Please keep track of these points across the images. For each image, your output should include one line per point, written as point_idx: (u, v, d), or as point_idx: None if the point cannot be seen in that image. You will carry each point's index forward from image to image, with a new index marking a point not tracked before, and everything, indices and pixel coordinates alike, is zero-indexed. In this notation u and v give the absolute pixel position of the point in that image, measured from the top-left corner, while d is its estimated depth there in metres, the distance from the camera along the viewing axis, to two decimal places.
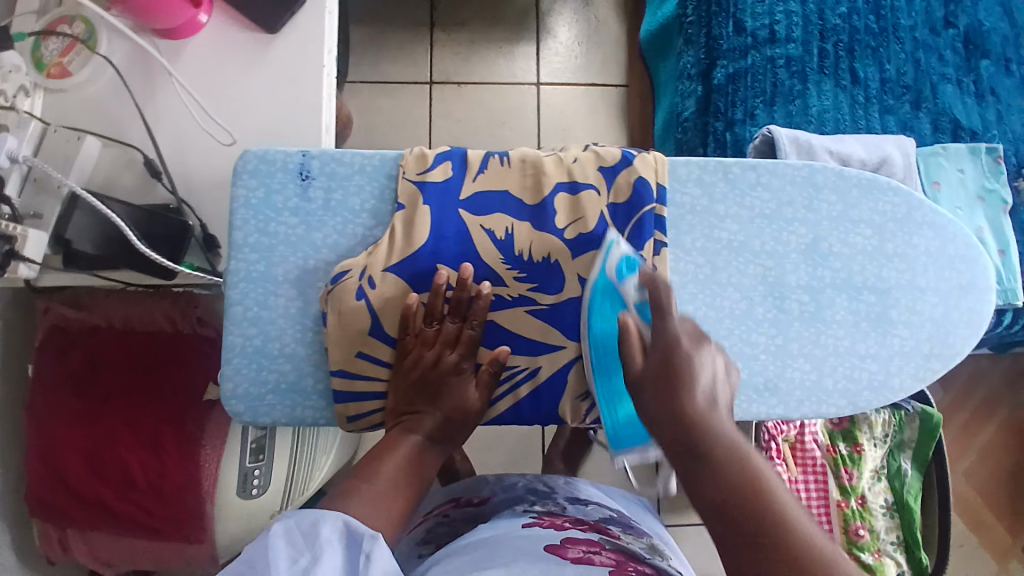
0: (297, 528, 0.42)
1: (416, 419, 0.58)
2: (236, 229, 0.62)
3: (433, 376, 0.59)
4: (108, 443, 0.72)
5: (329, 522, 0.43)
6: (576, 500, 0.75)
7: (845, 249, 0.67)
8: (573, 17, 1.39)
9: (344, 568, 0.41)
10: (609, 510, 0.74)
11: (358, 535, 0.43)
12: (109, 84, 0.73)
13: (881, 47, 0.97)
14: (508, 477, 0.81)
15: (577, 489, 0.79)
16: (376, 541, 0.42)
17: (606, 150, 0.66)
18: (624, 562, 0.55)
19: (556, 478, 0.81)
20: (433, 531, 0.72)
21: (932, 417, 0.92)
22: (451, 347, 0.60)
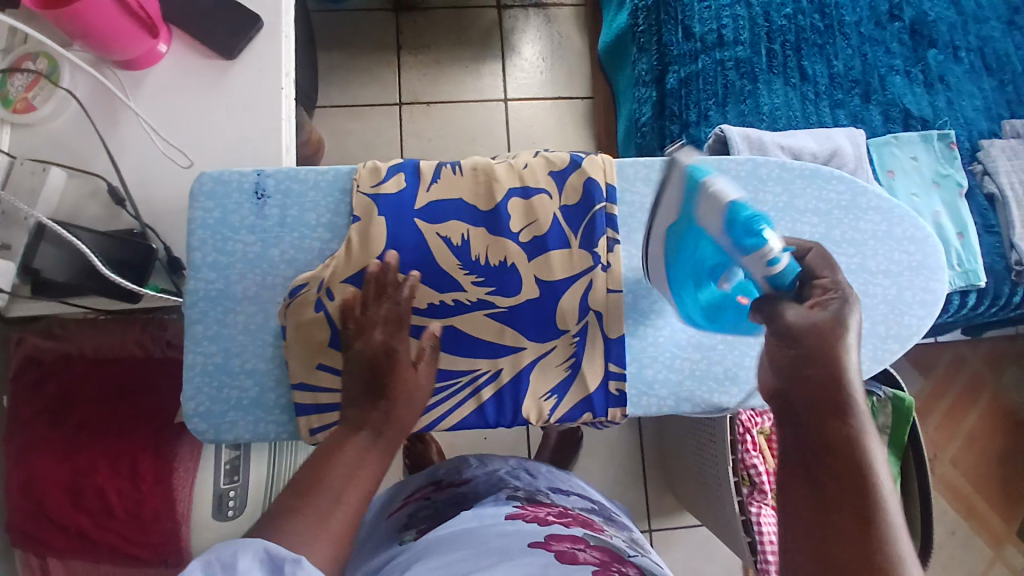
0: (216, 561, 0.39)
1: (359, 416, 0.55)
2: (194, 249, 0.63)
3: (364, 359, 0.58)
4: (86, 472, 0.72)
5: (249, 552, 0.40)
6: (557, 489, 0.77)
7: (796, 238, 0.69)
8: (536, 34, 1.42)
9: None
10: (589, 502, 0.76)
11: (280, 559, 0.40)
12: (73, 117, 0.74)
13: (828, 44, 1.01)
14: (491, 462, 0.83)
15: (560, 478, 0.81)
16: (298, 563, 0.40)
17: (555, 154, 0.69)
18: (609, 561, 0.54)
19: (538, 466, 0.83)
20: (416, 514, 0.74)
21: (904, 400, 0.93)
22: (381, 326, 0.59)
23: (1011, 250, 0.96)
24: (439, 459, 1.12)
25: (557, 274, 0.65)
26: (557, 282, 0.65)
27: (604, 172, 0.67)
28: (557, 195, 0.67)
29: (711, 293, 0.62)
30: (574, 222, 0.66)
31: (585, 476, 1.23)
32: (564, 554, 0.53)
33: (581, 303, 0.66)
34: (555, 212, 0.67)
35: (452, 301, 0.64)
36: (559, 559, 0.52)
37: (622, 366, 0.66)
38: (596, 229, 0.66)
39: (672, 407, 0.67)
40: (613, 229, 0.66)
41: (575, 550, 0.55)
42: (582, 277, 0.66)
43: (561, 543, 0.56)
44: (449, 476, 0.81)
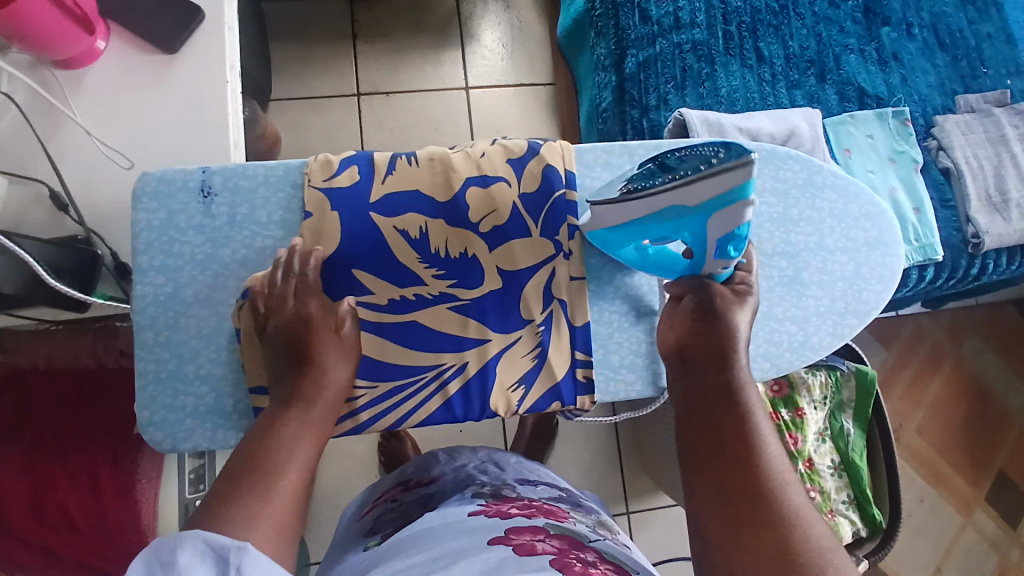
0: (155, 560, 0.38)
1: (289, 391, 0.55)
2: (140, 253, 0.61)
3: (282, 333, 0.57)
4: (46, 486, 0.70)
5: (189, 544, 0.39)
6: (524, 480, 0.78)
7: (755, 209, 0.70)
8: (496, 20, 1.40)
9: None
10: (557, 489, 0.77)
11: (223, 547, 0.40)
12: (9, 118, 0.71)
13: (783, 25, 1.01)
14: (460, 458, 0.83)
15: (528, 469, 0.82)
16: (244, 552, 0.40)
17: (512, 142, 0.68)
18: (568, 549, 0.54)
19: (507, 458, 0.84)
20: (383, 517, 0.74)
21: (866, 374, 0.95)
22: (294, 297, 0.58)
23: (967, 224, 0.98)
24: (414, 454, 1.11)
25: (520, 263, 0.65)
26: (519, 272, 0.65)
27: (563, 159, 0.67)
28: (516, 183, 0.66)
29: (635, 251, 0.64)
30: (534, 209, 0.66)
31: (561, 463, 1.24)
32: (522, 546, 0.53)
33: (544, 292, 0.65)
34: (515, 200, 0.66)
35: (413, 295, 0.63)
36: (517, 551, 0.52)
37: (589, 353, 0.65)
38: (557, 216, 0.66)
39: (640, 391, 0.66)
40: (573, 215, 0.66)
41: (534, 541, 0.55)
42: (544, 265, 0.65)
43: (520, 535, 0.56)
44: (417, 475, 0.81)
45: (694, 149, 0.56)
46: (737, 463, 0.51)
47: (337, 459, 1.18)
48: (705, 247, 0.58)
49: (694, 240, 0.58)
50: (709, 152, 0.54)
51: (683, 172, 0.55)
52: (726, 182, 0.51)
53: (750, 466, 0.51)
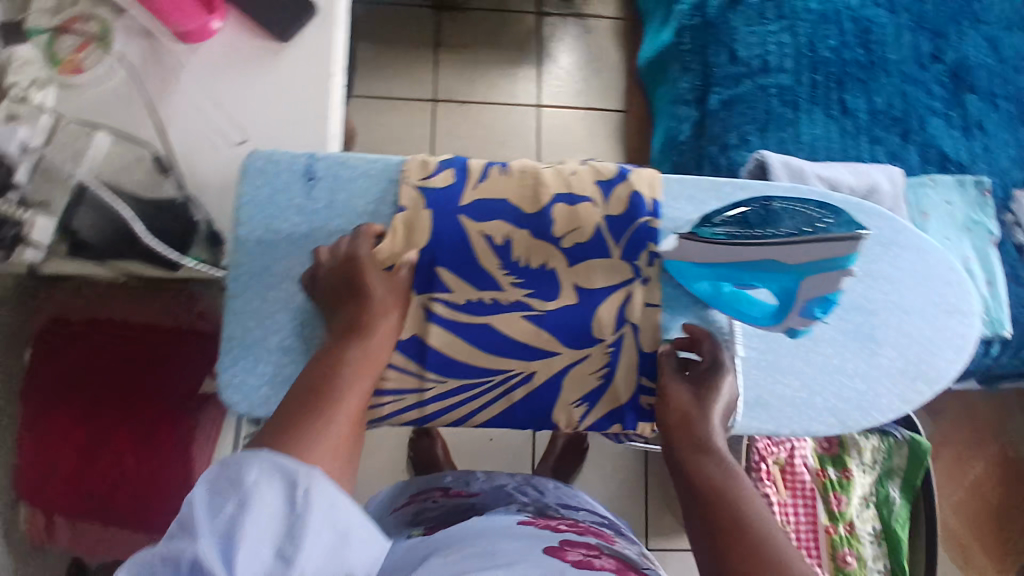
0: (225, 477, 0.41)
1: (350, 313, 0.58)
2: (241, 225, 0.63)
3: (350, 299, 0.59)
4: (104, 434, 0.75)
5: (258, 465, 0.41)
6: (567, 505, 0.78)
7: (855, 261, 0.70)
8: (574, 43, 1.43)
9: (283, 505, 0.41)
10: (599, 517, 0.77)
11: (291, 471, 0.42)
12: (125, 85, 0.74)
13: (870, 80, 1.01)
14: (499, 478, 0.84)
15: (567, 494, 0.81)
16: (310, 475, 0.42)
17: (602, 165, 0.69)
18: (624, 569, 0.55)
19: (545, 482, 0.83)
20: (422, 514, 0.76)
21: (920, 446, 0.93)
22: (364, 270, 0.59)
23: None
24: (445, 456, 1.12)
25: (596, 283, 0.66)
26: (595, 291, 0.66)
27: (650, 188, 0.67)
28: (601, 204, 0.67)
29: (710, 287, 0.65)
30: (616, 232, 0.66)
31: (587, 487, 1.23)
32: (580, 560, 0.54)
33: (617, 314, 0.65)
34: (599, 220, 0.66)
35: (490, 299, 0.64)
36: (575, 565, 0.52)
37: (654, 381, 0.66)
38: (639, 242, 0.66)
39: None
40: (653, 242, 0.66)
41: (590, 556, 0.55)
42: (620, 288, 0.66)
43: (575, 549, 0.57)
44: (457, 485, 0.82)
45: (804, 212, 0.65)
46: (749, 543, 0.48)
47: (368, 452, 1.19)
48: (794, 302, 0.64)
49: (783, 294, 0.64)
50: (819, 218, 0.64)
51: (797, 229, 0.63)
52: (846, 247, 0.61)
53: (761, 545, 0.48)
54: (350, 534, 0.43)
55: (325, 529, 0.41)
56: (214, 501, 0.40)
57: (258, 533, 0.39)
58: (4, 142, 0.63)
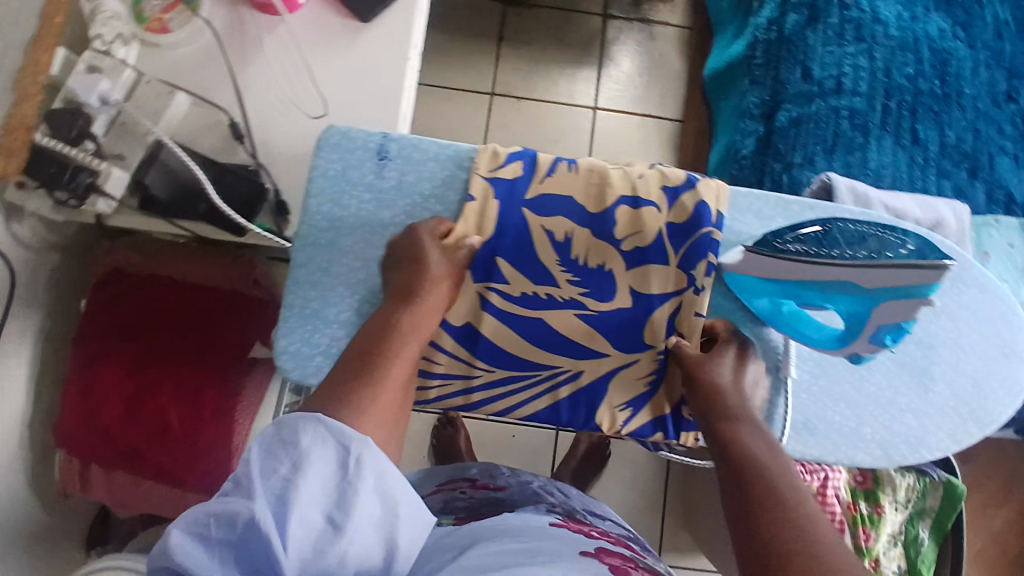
0: (279, 439, 0.42)
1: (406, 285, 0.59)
2: (311, 197, 0.65)
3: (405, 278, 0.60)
4: (150, 389, 0.77)
5: (312, 430, 0.42)
6: (593, 512, 0.78)
7: (938, 292, 0.69)
8: (637, 49, 1.42)
9: (333, 471, 0.42)
10: (623, 528, 0.76)
11: (344, 438, 0.43)
12: (207, 48, 0.76)
13: (943, 112, 0.98)
14: (525, 475, 0.83)
15: (592, 502, 0.81)
16: (363, 442, 0.43)
17: (671, 171, 0.68)
18: None
19: (570, 488, 0.82)
20: (451, 503, 0.78)
21: (955, 488, 0.90)
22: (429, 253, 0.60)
23: None
24: (467, 445, 1.12)
25: (653, 289, 0.65)
26: (651, 297, 0.65)
27: (717, 198, 0.66)
28: (665, 210, 0.66)
29: (769, 304, 0.65)
30: (677, 240, 0.65)
31: (606, 493, 1.23)
32: (617, 566, 0.55)
33: (668, 325, 0.65)
34: (661, 226, 0.65)
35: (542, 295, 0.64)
36: (612, 571, 0.53)
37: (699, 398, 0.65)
38: (699, 251, 0.64)
39: None
40: (715, 252, 0.64)
41: (626, 565, 0.56)
42: (674, 296, 0.64)
43: (612, 557, 0.57)
44: (484, 478, 0.82)
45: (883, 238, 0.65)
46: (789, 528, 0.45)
47: None
48: (863, 326, 0.62)
49: (851, 317, 0.63)
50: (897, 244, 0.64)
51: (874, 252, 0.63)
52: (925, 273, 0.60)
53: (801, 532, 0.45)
54: (399, 504, 0.43)
55: (375, 495, 0.42)
56: (271, 463, 0.41)
57: (311, 495, 0.40)
58: (86, 94, 0.67)
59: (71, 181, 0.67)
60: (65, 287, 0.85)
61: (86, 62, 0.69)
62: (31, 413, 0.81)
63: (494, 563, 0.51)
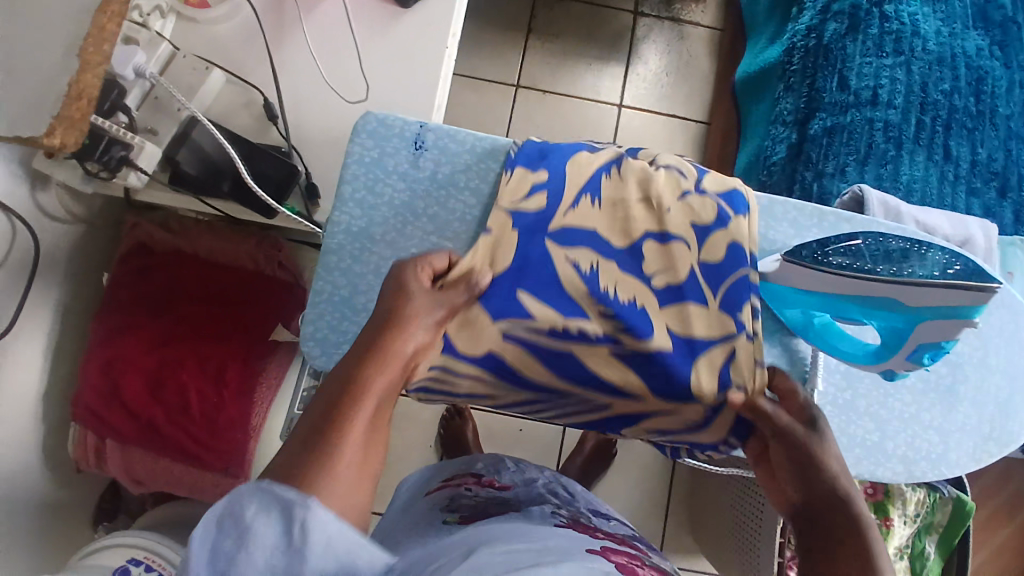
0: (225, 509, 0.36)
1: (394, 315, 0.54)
2: (345, 183, 0.65)
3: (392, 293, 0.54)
4: (172, 366, 0.78)
5: (252, 498, 0.35)
6: (597, 512, 0.77)
7: (984, 313, 0.68)
8: (666, 47, 1.40)
9: (277, 542, 0.35)
10: (628, 528, 0.76)
11: (283, 502, 0.35)
12: (244, 25, 0.76)
13: (977, 130, 0.97)
14: (529, 471, 0.83)
15: (595, 501, 0.81)
16: (308, 504, 0.35)
17: (701, 205, 0.65)
18: None
19: (574, 485, 0.83)
20: (456, 500, 0.73)
21: (965, 504, 0.90)
22: (425, 274, 0.56)
23: None
24: (474, 437, 1.12)
25: (694, 330, 0.62)
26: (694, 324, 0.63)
27: (751, 236, 0.64)
28: (695, 247, 0.64)
29: (801, 315, 0.64)
30: (713, 280, 0.64)
31: (610, 492, 1.23)
32: (625, 564, 0.55)
33: (719, 372, 0.61)
34: (693, 263, 0.64)
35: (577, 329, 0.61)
36: (620, 569, 0.53)
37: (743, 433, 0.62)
38: (739, 292, 0.63)
39: None
40: (755, 291, 0.63)
41: (634, 563, 0.56)
42: (722, 340, 0.62)
43: (619, 556, 0.57)
44: (488, 473, 0.81)
45: (921, 251, 0.59)
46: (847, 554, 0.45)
47: (401, 422, 1.20)
48: (901, 346, 0.59)
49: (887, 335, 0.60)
50: (937, 260, 0.58)
51: (909, 272, 0.57)
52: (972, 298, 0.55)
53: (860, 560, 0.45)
54: (362, 563, 0.36)
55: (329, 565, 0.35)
56: (215, 536, 0.36)
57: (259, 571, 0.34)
58: (122, 67, 0.67)
59: (104, 154, 0.66)
60: (88, 259, 0.85)
61: (123, 33, 0.69)
62: (48, 382, 0.81)
63: (508, 564, 0.50)
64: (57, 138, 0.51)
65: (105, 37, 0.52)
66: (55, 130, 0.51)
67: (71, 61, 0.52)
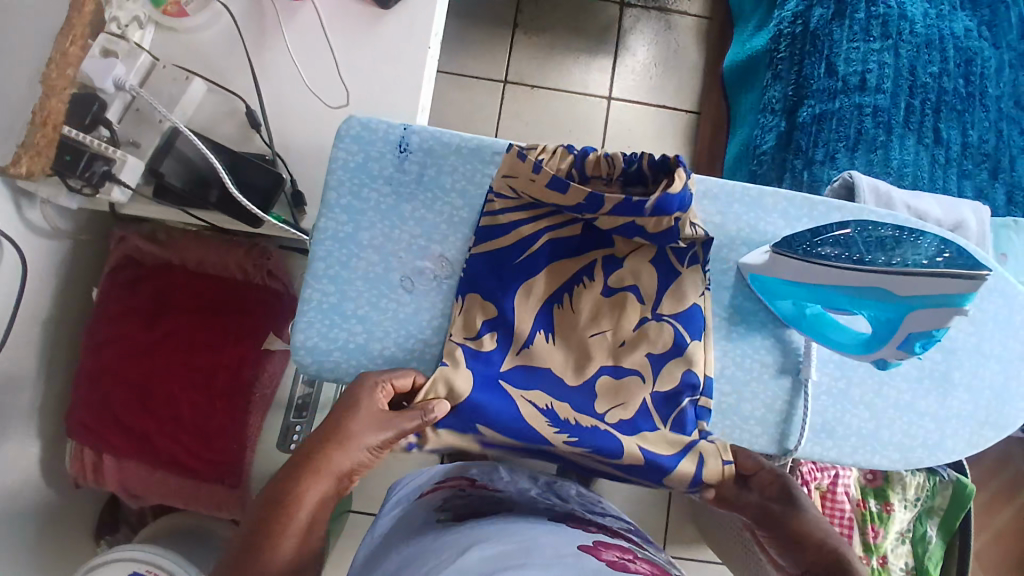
0: None
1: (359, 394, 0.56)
2: (331, 189, 0.64)
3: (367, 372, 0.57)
4: (162, 379, 0.78)
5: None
6: (592, 509, 0.77)
7: (974, 300, 0.68)
8: (654, 38, 1.39)
9: None
10: (625, 524, 0.76)
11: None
12: (224, 31, 0.75)
13: (967, 112, 0.96)
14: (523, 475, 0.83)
15: (592, 501, 0.81)
16: None
17: (657, 331, 0.63)
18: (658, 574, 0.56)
19: (568, 488, 0.83)
20: (450, 502, 0.73)
21: (966, 488, 0.89)
22: (384, 390, 0.57)
23: None
24: None
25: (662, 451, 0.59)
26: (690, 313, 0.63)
27: (706, 361, 0.63)
28: (650, 379, 0.62)
29: (793, 307, 0.64)
30: (665, 408, 0.61)
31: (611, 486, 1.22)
32: (616, 559, 0.55)
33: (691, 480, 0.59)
34: (646, 395, 0.62)
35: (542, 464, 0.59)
36: (609, 565, 0.53)
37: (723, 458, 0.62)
38: (687, 421, 0.61)
39: (762, 446, 0.65)
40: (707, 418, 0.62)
41: (625, 558, 0.56)
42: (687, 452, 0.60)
43: (610, 550, 0.57)
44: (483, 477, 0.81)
45: (913, 240, 0.59)
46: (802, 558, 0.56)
47: None
48: (891, 334, 0.59)
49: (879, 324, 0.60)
50: (928, 249, 0.58)
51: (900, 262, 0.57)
52: (957, 287, 0.55)
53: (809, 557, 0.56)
54: None
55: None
56: None
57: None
58: (100, 79, 0.67)
59: (87, 170, 0.66)
60: (79, 273, 0.85)
61: (100, 45, 0.68)
62: (44, 398, 0.81)
63: (491, 565, 0.51)
64: (23, 166, 0.64)
65: (67, 61, 0.65)
66: (24, 157, 0.63)
67: (35, 90, 0.63)
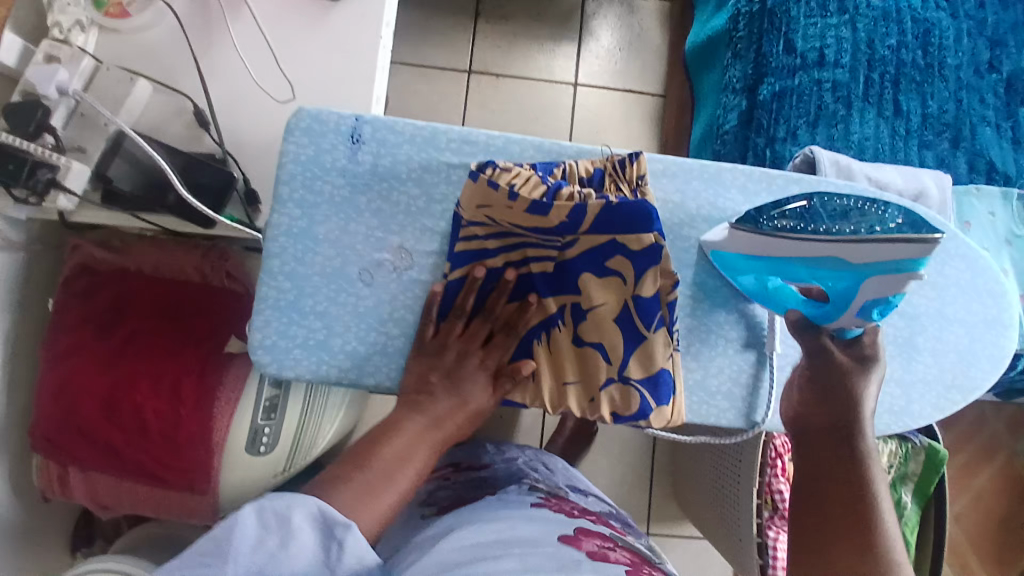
0: (271, 509, 0.45)
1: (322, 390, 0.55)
2: (282, 183, 0.63)
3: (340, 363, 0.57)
4: (124, 387, 0.75)
5: (303, 508, 0.46)
6: (576, 488, 0.77)
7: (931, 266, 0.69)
8: (617, 22, 1.38)
9: (318, 549, 0.46)
10: (606, 504, 0.76)
11: (332, 522, 0.46)
12: (169, 31, 0.73)
13: (926, 83, 0.97)
14: (509, 451, 0.82)
15: (576, 478, 0.81)
16: (348, 529, 0.46)
17: (627, 393, 0.62)
18: (638, 563, 0.56)
19: (555, 461, 0.83)
20: (436, 492, 0.73)
21: (938, 452, 0.91)
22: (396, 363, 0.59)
23: None
24: None
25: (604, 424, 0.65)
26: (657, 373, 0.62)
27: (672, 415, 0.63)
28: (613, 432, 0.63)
29: (755, 282, 0.64)
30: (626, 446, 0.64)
31: (594, 471, 1.22)
32: (596, 550, 0.54)
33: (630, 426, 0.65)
34: None
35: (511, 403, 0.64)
36: (590, 557, 0.52)
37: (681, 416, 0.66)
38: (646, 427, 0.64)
39: (731, 420, 0.66)
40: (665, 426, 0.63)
41: (605, 548, 0.56)
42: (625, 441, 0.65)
43: (591, 540, 0.57)
44: (468, 460, 0.80)
45: (875, 210, 0.58)
46: (852, 548, 0.52)
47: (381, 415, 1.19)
48: (849, 303, 0.59)
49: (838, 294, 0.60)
50: (884, 216, 0.57)
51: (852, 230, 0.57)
52: (909, 252, 0.54)
53: (869, 553, 0.52)
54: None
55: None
56: (259, 534, 0.44)
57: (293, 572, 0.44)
58: (43, 85, 0.65)
59: (30, 178, 0.64)
60: (34, 284, 0.83)
61: (44, 51, 0.66)
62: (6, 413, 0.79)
63: (468, 558, 0.50)
64: None
65: None
66: None
67: None
